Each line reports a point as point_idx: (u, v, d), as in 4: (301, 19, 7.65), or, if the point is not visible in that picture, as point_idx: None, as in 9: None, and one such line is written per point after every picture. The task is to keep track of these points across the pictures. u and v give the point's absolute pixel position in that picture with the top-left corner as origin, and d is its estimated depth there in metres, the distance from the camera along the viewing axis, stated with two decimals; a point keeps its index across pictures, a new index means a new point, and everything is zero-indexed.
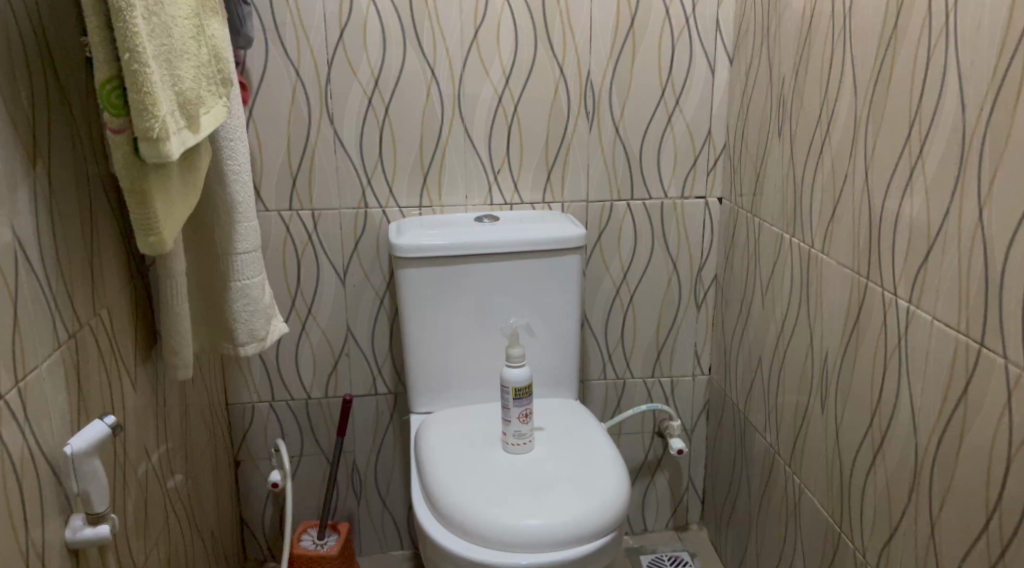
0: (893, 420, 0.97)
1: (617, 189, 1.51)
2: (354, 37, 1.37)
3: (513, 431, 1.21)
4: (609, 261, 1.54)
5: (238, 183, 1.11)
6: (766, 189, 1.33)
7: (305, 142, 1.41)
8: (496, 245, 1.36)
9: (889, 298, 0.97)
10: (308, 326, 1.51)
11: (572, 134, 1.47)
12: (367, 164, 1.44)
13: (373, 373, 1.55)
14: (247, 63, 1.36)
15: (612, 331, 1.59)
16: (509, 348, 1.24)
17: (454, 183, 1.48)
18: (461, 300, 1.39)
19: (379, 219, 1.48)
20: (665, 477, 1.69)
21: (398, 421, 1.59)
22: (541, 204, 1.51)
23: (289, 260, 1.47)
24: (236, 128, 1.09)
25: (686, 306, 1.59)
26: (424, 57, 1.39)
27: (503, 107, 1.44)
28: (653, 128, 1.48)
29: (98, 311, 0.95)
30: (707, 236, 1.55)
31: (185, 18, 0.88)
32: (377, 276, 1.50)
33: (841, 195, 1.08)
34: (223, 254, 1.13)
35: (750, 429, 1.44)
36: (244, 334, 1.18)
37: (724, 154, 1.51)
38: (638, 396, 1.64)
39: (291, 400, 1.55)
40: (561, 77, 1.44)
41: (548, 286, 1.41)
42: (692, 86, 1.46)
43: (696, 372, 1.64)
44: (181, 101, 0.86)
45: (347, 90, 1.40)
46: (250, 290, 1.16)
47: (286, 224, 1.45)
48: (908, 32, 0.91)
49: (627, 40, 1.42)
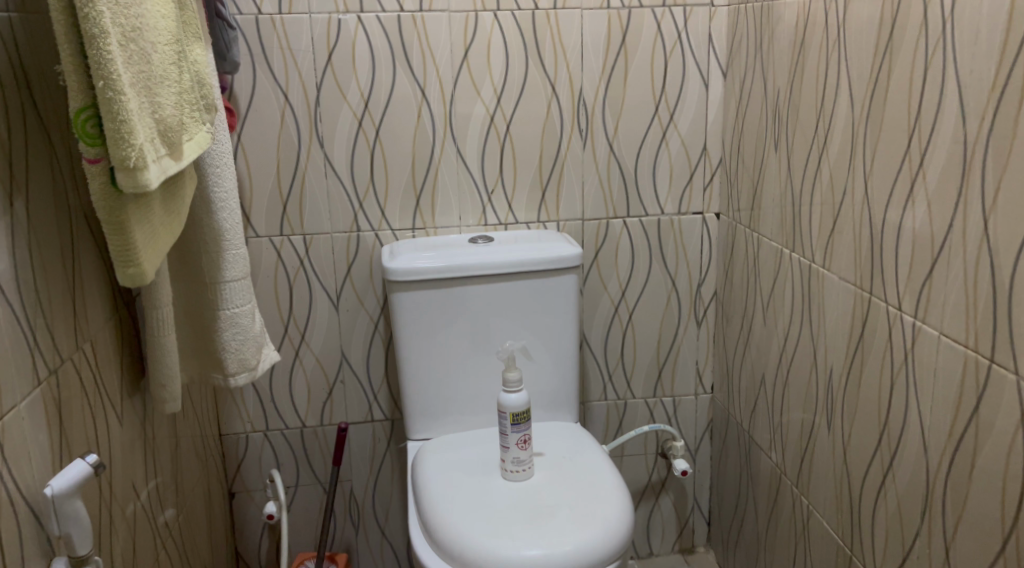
0: (902, 441, 0.94)
1: (613, 206, 1.49)
2: (343, 60, 1.35)
3: (512, 458, 1.17)
4: (607, 279, 1.52)
5: (225, 210, 1.09)
6: (764, 204, 1.30)
7: (296, 168, 1.40)
8: (490, 266, 1.34)
9: (893, 313, 0.94)
10: (302, 353, 1.48)
11: (565, 153, 1.45)
12: (359, 187, 1.42)
13: (368, 399, 1.52)
14: (234, 88, 1.34)
15: (612, 350, 1.56)
16: (504, 372, 1.18)
17: (447, 204, 1.46)
18: (456, 323, 1.37)
19: (372, 242, 1.45)
20: (669, 499, 1.66)
21: (395, 448, 1.56)
22: (536, 223, 1.49)
23: (280, 286, 1.45)
24: (221, 154, 1.08)
25: (686, 323, 1.56)
26: (414, 80, 1.38)
27: (495, 127, 1.42)
28: (648, 144, 1.46)
29: (81, 345, 0.93)
30: (705, 252, 1.53)
31: (165, 45, 0.87)
32: (371, 300, 1.47)
33: (840, 208, 1.06)
34: (211, 283, 1.11)
35: (755, 448, 1.40)
36: (234, 364, 1.15)
37: (721, 169, 1.49)
38: (640, 417, 1.61)
39: (285, 429, 1.51)
40: (553, 95, 1.42)
41: (544, 306, 1.38)
42: (686, 102, 1.44)
43: (698, 391, 1.61)
44: (161, 128, 0.84)
45: (337, 114, 1.38)
46: (240, 319, 1.14)
47: (278, 250, 1.43)
48: (905, 41, 0.89)
49: (620, 55, 1.41)
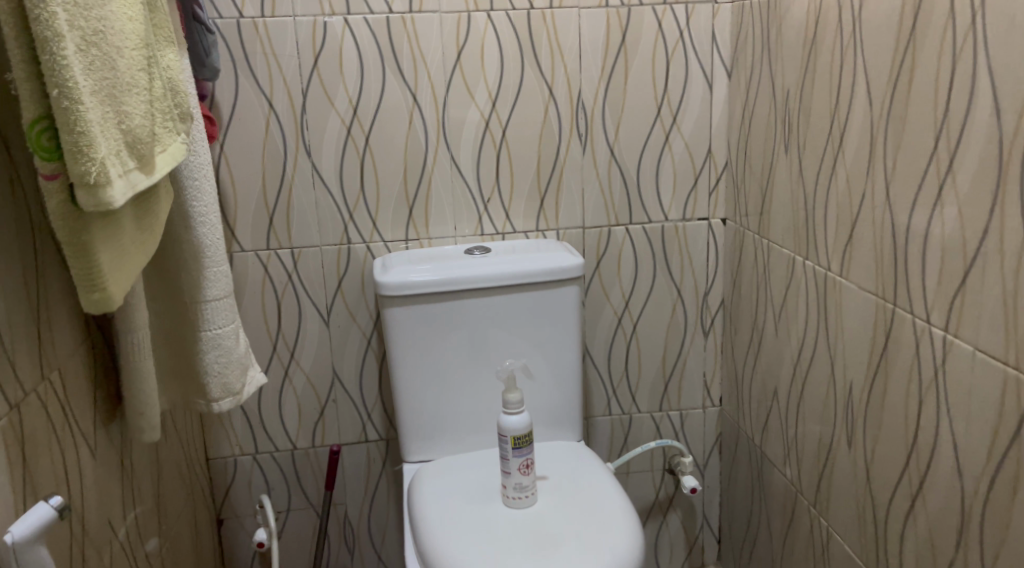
0: (933, 462, 0.88)
1: (614, 214, 1.43)
2: (329, 64, 1.29)
3: (513, 484, 1.10)
4: (609, 289, 1.46)
5: (205, 225, 1.02)
6: (774, 209, 1.24)
7: (282, 178, 1.33)
8: (488, 278, 1.27)
9: (921, 326, 0.88)
10: (291, 372, 1.42)
11: (564, 158, 1.39)
12: (349, 197, 1.36)
13: (362, 418, 1.45)
14: (216, 95, 1.28)
15: (616, 363, 1.50)
16: (504, 394, 1.10)
17: (442, 214, 1.40)
18: (453, 339, 1.30)
19: (364, 255, 1.39)
20: (678, 516, 1.59)
21: (391, 469, 1.49)
22: (535, 232, 1.43)
23: (268, 302, 1.38)
24: (199, 166, 1.01)
25: (693, 333, 1.50)
26: (405, 84, 1.32)
27: (491, 132, 1.36)
28: (650, 148, 1.40)
29: (47, 376, 0.86)
30: (712, 259, 1.47)
31: (133, 50, 0.81)
32: (363, 315, 1.41)
33: (858, 214, 1.00)
34: (191, 302, 1.04)
35: (768, 465, 1.34)
36: (217, 389, 1.08)
37: (726, 172, 1.42)
38: (646, 432, 1.54)
39: (276, 451, 1.45)
40: (551, 98, 1.36)
41: (545, 320, 1.32)
42: (689, 103, 1.38)
43: (706, 404, 1.54)
44: (129, 139, 0.78)
45: (324, 121, 1.31)
46: (223, 340, 1.07)
47: (265, 265, 1.36)
48: (929, 34, 0.83)
49: (619, 56, 1.35)
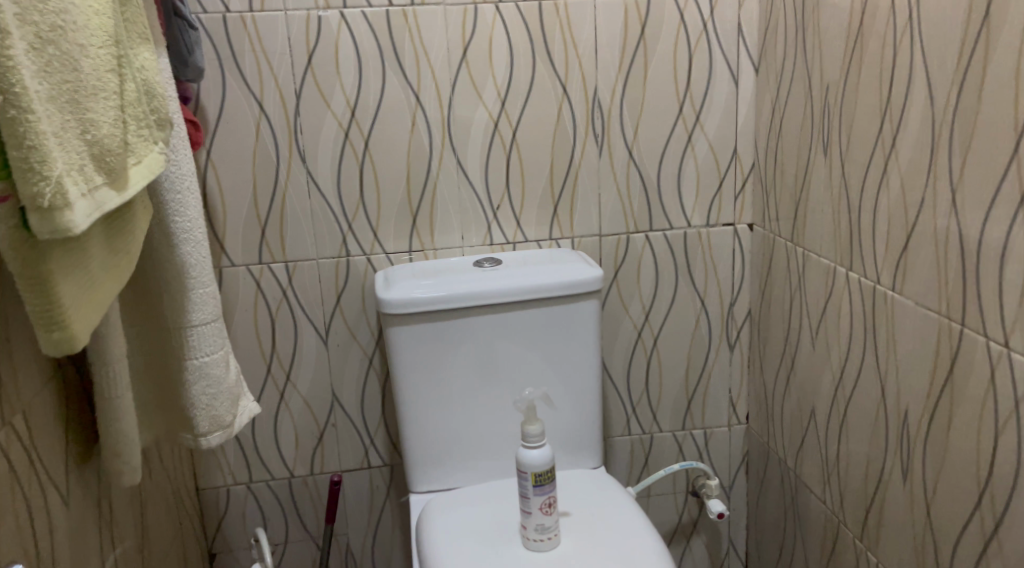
0: (1012, 504, 0.78)
1: (633, 220, 1.32)
2: (325, 62, 1.19)
3: (534, 525, 1.00)
4: (628, 302, 1.36)
5: (189, 242, 0.92)
6: (811, 216, 1.14)
7: (274, 186, 1.23)
8: (499, 294, 1.17)
9: (997, 350, 0.78)
10: (287, 395, 1.31)
11: (580, 161, 1.29)
12: (347, 206, 1.25)
13: (364, 444, 1.35)
14: (201, 97, 1.18)
15: (636, 380, 1.40)
16: (525, 424, 0.99)
17: (448, 223, 1.29)
18: (462, 359, 1.20)
19: (364, 268, 1.28)
20: (702, 541, 1.49)
21: (396, 497, 1.39)
22: (548, 241, 1.33)
23: (261, 321, 1.28)
24: (182, 178, 0.91)
25: (718, 347, 1.40)
26: (407, 83, 1.21)
27: (500, 133, 1.26)
28: (671, 150, 1.30)
29: (9, 421, 0.76)
30: (738, 268, 1.37)
31: (101, 49, 0.71)
32: (364, 333, 1.31)
33: (915, 223, 0.90)
34: (175, 327, 0.94)
35: (804, 491, 1.24)
36: (205, 422, 0.98)
37: (754, 175, 1.32)
38: (668, 452, 1.45)
39: (271, 480, 1.34)
40: (565, 96, 1.25)
41: (561, 337, 1.22)
42: (714, 100, 1.28)
43: (732, 422, 1.44)
44: (95, 151, 0.69)
45: (319, 123, 1.21)
46: (211, 369, 0.97)
47: (257, 280, 1.26)
48: (1007, 22, 0.73)
49: (638, 50, 1.24)
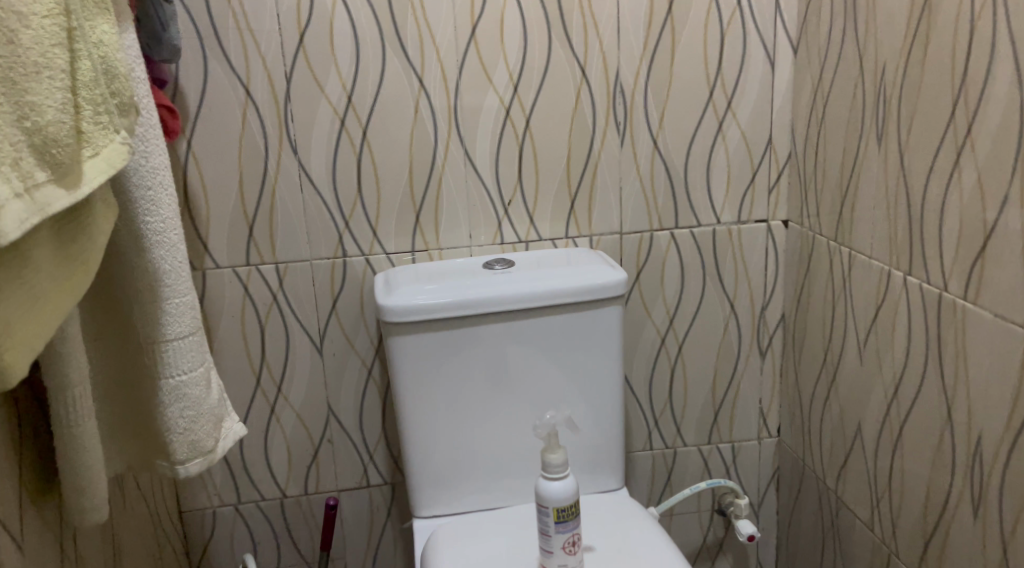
0: None
1: (658, 217, 1.21)
2: (318, 42, 1.07)
3: (556, 565, 0.89)
4: (651, 306, 1.24)
5: (163, 245, 0.81)
6: (860, 213, 1.03)
7: (263, 180, 1.11)
8: (514, 299, 1.06)
9: None
10: (278, 409, 1.20)
11: (599, 152, 1.17)
12: (344, 202, 1.14)
13: (363, 461, 1.24)
14: (180, 81, 1.06)
15: (658, 390, 1.29)
16: (543, 453, 0.88)
17: (455, 219, 1.18)
18: (472, 371, 1.09)
19: (362, 269, 1.17)
20: (729, 562, 1.38)
21: (398, 518, 1.28)
22: (564, 240, 1.21)
23: (250, 328, 1.16)
24: (153, 172, 0.79)
25: (748, 354, 1.29)
26: (409, 65, 1.09)
27: (513, 121, 1.14)
28: (699, 140, 1.18)
29: None
30: (770, 268, 1.25)
31: (46, 18, 0.59)
32: (363, 341, 1.19)
33: (996, 224, 0.78)
34: (147, 342, 0.83)
35: (846, 515, 1.13)
36: (183, 449, 0.86)
37: (789, 167, 1.21)
38: (693, 468, 1.34)
39: (262, 501, 1.23)
40: (583, 80, 1.13)
41: (580, 347, 1.10)
42: (747, 84, 1.16)
43: (761, 435, 1.34)
44: (36, 142, 0.58)
45: (312, 110, 1.09)
46: (188, 388, 0.85)
47: (244, 283, 1.15)
48: None
49: (665, 29, 1.12)
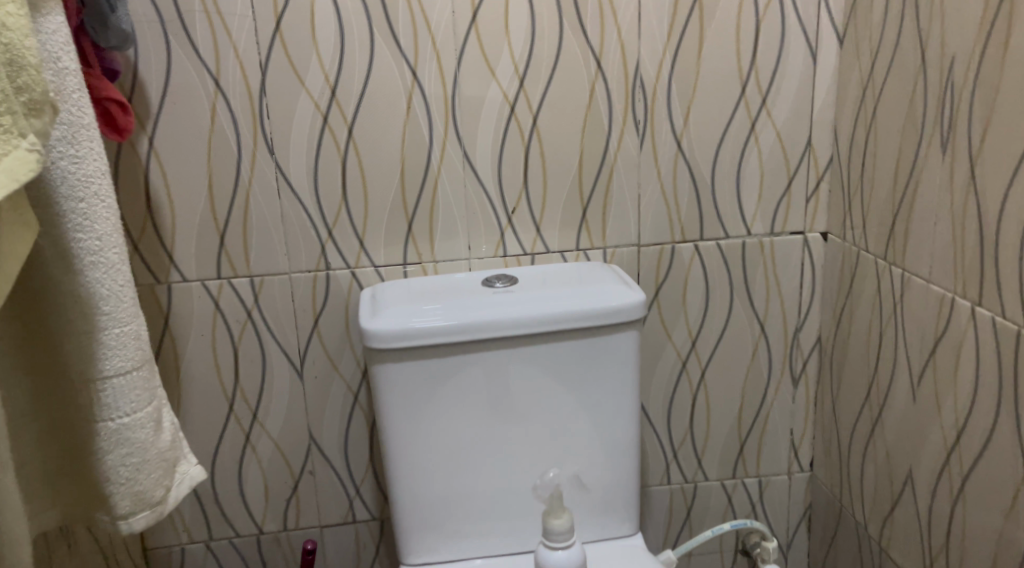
0: None
1: (680, 228, 1.07)
2: (297, 27, 0.94)
3: None
4: (671, 326, 1.11)
5: (99, 266, 0.68)
6: (917, 230, 0.89)
7: (235, 184, 0.99)
8: (516, 323, 0.93)
9: None
10: (254, 438, 1.08)
11: (616, 154, 1.04)
12: (327, 209, 1.01)
13: (349, 495, 1.12)
14: (141, 72, 0.93)
15: (678, 419, 1.16)
16: (545, 519, 0.76)
17: (452, 229, 1.05)
18: (469, 403, 0.96)
19: (347, 283, 1.04)
20: None
21: (387, 556, 1.16)
22: (574, 252, 1.08)
23: (221, 348, 1.04)
24: (87, 180, 0.67)
25: (779, 380, 1.16)
26: (401, 54, 0.96)
27: (518, 118, 1.01)
28: (729, 141, 1.04)
29: None
30: (807, 286, 1.12)
31: None
32: (348, 364, 1.07)
33: None
34: (82, 378, 0.70)
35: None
36: (126, 501, 0.74)
37: (831, 172, 1.07)
38: (714, 504, 1.21)
39: (236, 538, 1.12)
40: (599, 73, 1.00)
41: (592, 377, 0.97)
42: (785, 78, 1.02)
43: (792, 469, 1.21)
44: None
45: (291, 104, 0.97)
46: (132, 432, 0.73)
47: (215, 298, 1.02)
48: None
49: (692, 15, 0.98)
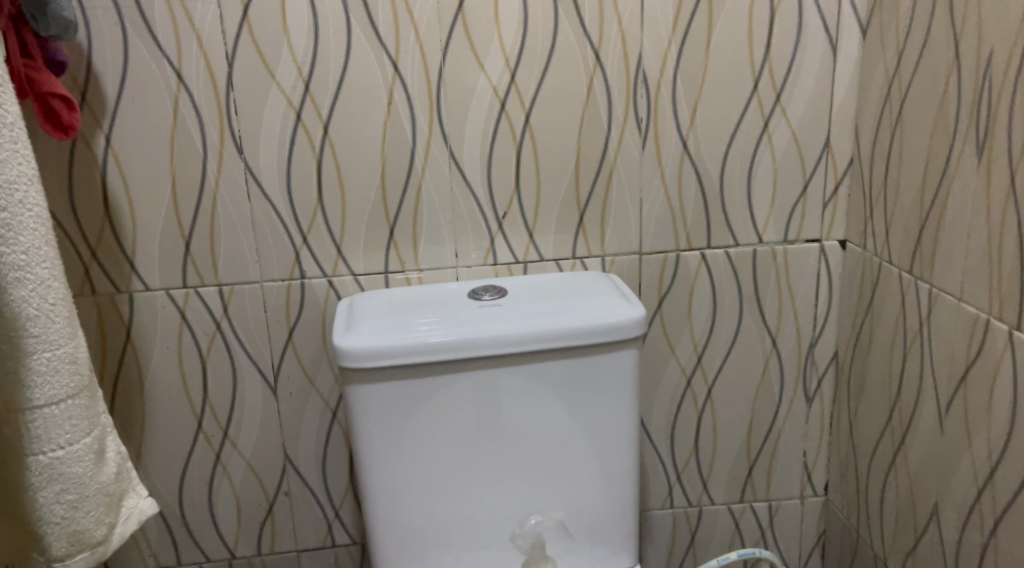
0: None
1: (686, 235, 0.99)
2: (266, 15, 0.86)
3: None
4: (675, 341, 1.03)
5: (25, 283, 0.60)
6: (947, 242, 0.80)
7: (200, 186, 0.91)
8: (503, 341, 0.85)
9: None
10: (225, 457, 1.01)
11: (615, 155, 0.95)
12: (301, 213, 0.93)
13: (327, 518, 1.05)
14: (95, 64, 0.85)
15: (682, 440, 1.07)
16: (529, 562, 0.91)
17: (437, 235, 0.97)
18: (452, 426, 0.89)
19: (324, 294, 0.97)
20: None
21: None
22: (570, 261, 0.99)
23: (188, 362, 0.97)
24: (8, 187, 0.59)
25: (791, 399, 1.07)
26: (380, 45, 0.88)
27: (508, 116, 0.92)
28: (740, 142, 0.95)
29: None
30: (823, 298, 1.03)
31: None
32: (325, 379, 0.99)
33: None
34: (9, 407, 0.63)
35: None
36: (62, 541, 0.67)
37: (851, 176, 0.98)
38: (720, 530, 1.13)
39: (207, 562, 1.05)
40: (597, 66, 0.91)
41: (586, 399, 0.89)
42: (802, 73, 0.93)
43: (805, 493, 1.12)
44: None
45: (261, 100, 0.89)
46: (67, 466, 0.66)
47: (181, 308, 0.95)
48: None
49: (701, 3, 0.90)
